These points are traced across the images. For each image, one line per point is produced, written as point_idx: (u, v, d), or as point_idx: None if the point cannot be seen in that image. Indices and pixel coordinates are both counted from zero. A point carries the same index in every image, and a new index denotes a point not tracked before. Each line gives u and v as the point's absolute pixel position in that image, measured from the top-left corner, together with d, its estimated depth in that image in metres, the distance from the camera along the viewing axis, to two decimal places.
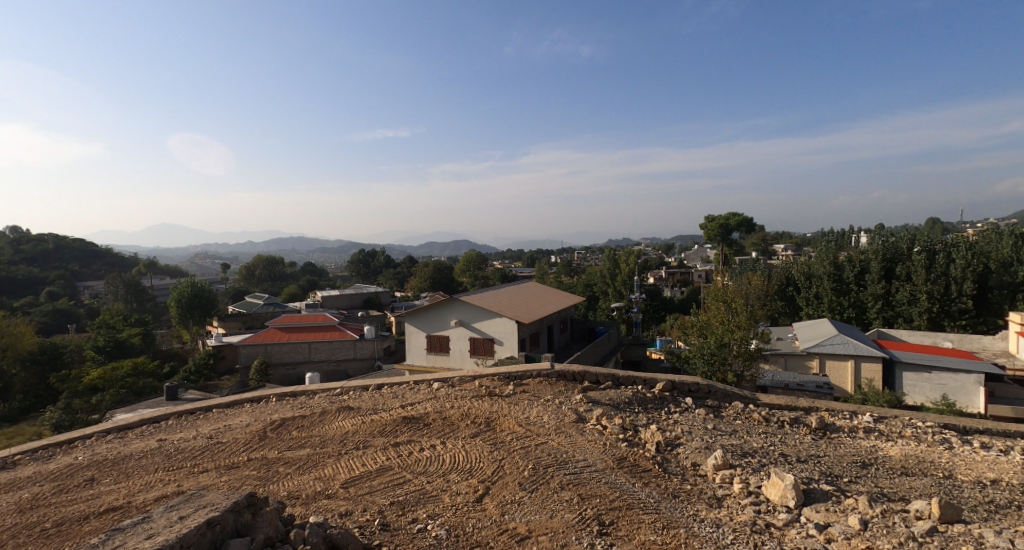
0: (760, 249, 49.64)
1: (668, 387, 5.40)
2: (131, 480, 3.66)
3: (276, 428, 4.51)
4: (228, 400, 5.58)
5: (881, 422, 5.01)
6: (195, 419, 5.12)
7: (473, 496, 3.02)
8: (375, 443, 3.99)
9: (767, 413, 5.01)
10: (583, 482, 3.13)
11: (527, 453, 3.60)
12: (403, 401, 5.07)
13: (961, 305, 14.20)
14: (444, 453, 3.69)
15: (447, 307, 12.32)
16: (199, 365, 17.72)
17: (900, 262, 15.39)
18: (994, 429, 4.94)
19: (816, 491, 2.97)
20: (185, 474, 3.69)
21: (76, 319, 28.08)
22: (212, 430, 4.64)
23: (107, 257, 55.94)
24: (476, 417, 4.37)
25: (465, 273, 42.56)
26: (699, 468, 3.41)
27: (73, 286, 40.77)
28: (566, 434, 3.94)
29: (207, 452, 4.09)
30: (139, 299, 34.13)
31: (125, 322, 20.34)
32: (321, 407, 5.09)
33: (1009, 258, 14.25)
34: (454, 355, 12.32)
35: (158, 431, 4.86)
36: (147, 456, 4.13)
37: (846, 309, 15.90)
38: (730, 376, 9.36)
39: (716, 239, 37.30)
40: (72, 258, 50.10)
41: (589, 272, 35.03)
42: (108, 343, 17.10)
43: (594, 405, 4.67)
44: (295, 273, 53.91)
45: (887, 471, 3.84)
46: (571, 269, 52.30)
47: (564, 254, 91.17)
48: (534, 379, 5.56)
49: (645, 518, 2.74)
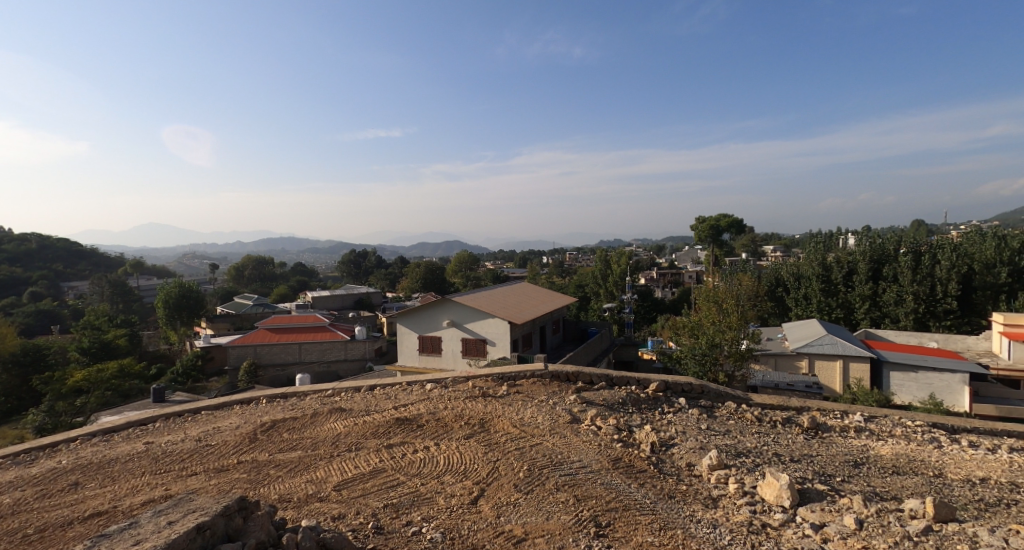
0: (750, 250, 50.11)
1: (662, 387, 5.40)
2: (117, 484, 3.58)
3: (266, 430, 4.45)
4: (218, 401, 5.50)
5: (871, 422, 5.05)
6: (183, 421, 5.03)
7: (468, 497, 2.99)
8: (368, 445, 3.95)
9: (760, 413, 5.03)
10: (578, 484, 3.11)
11: (521, 454, 3.58)
12: (396, 402, 5.02)
13: (947, 306, 14.40)
14: (438, 455, 3.66)
15: (439, 307, 12.27)
16: (187, 367, 17.49)
17: (887, 263, 15.59)
18: (981, 428, 5.00)
19: (810, 492, 2.98)
20: (173, 477, 3.62)
21: (60, 320, 27.61)
22: (201, 433, 4.56)
23: (93, 257, 55.15)
24: (470, 418, 4.35)
25: (456, 273, 42.49)
26: (693, 468, 3.41)
27: (57, 287, 40.08)
28: (561, 435, 3.92)
29: (196, 455, 4.02)
30: (125, 299, 33.65)
31: (111, 323, 20.02)
32: (312, 409, 5.03)
33: (993, 259, 14.49)
34: (447, 355, 12.26)
35: (145, 433, 4.78)
36: (134, 459, 4.05)
37: (835, 309, 16.07)
38: (721, 376, 9.42)
39: (707, 239, 37.58)
40: (56, 258, 49.28)
41: (580, 272, 35.07)
42: (93, 345, 16.83)
43: (588, 406, 4.66)
44: (286, 274, 53.54)
45: (879, 470, 3.87)
46: (562, 269, 52.43)
47: (556, 254, 91.44)
48: (528, 379, 5.54)
49: (642, 519, 2.72)
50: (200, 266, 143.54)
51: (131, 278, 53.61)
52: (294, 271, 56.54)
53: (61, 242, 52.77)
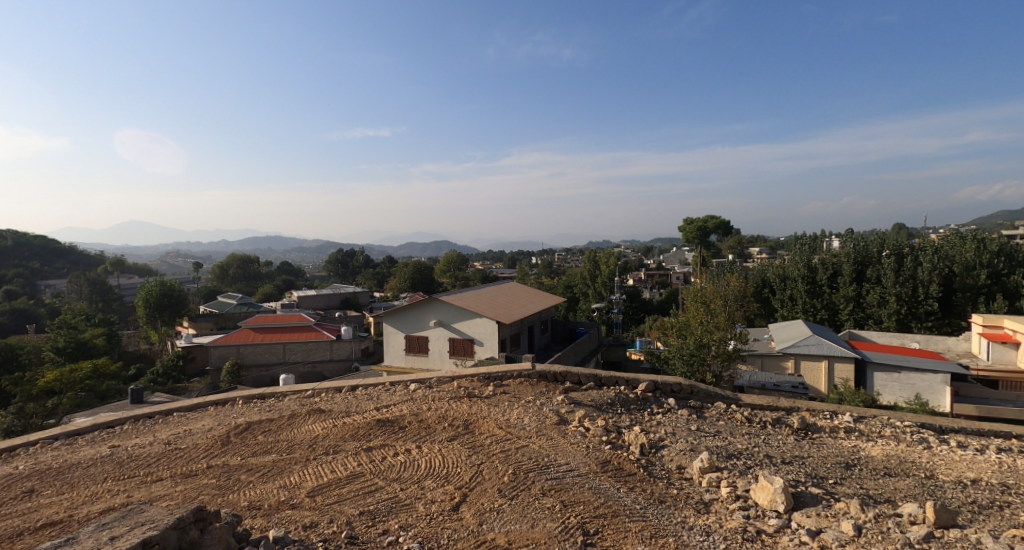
0: (737, 251, 50.71)
1: (651, 387, 5.29)
2: (75, 491, 3.37)
3: (240, 432, 4.25)
4: (191, 403, 5.28)
5: (860, 422, 4.99)
6: (153, 424, 4.80)
7: (450, 504, 2.84)
8: (347, 448, 3.77)
9: (750, 414, 4.95)
10: (566, 488, 2.98)
11: (506, 457, 3.43)
12: (378, 403, 4.85)
13: (928, 307, 14.54)
14: (419, 458, 3.50)
15: (426, 307, 12.07)
16: (168, 367, 17.11)
17: (870, 265, 15.73)
18: (969, 428, 4.96)
19: (805, 496, 2.87)
20: (138, 483, 3.42)
21: (35, 319, 26.93)
22: (171, 436, 4.34)
23: (71, 255, 53.91)
24: (454, 419, 4.20)
25: (444, 274, 42.27)
26: (684, 471, 3.29)
27: (33, 286, 39.14)
28: (549, 437, 3.78)
29: (164, 459, 3.81)
30: (104, 298, 32.93)
31: (88, 322, 19.52)
32: (290, 410, 4.84)
33: (973, 261, 14.66)
34: (434, 355, 12.07)
35: (112, 437, 4.55)
36: (96, 464, 3.82)
37: (819, 311, 16.20)
38: (708, 376, 9.38)
39: (695, 240, 38.05)
40: (32, 256, 48.09)
41: (567, 273, 35.16)
42: (68, 344, 16.39)
43: (576, 406, 4.53)
44: (272, 273, 52.82)
45: (871, 471, 3.80)
46: (551, 270, 52.51)
47: (545, 255, 91.72)
48: (515, 379, 5.41)
49: (631, 526, 2.59)
50: (184, 265, 141.25)
51: (112, 277, 52.61)
52: (279, 270, 55.76)
53: (39, 239, 51.45)
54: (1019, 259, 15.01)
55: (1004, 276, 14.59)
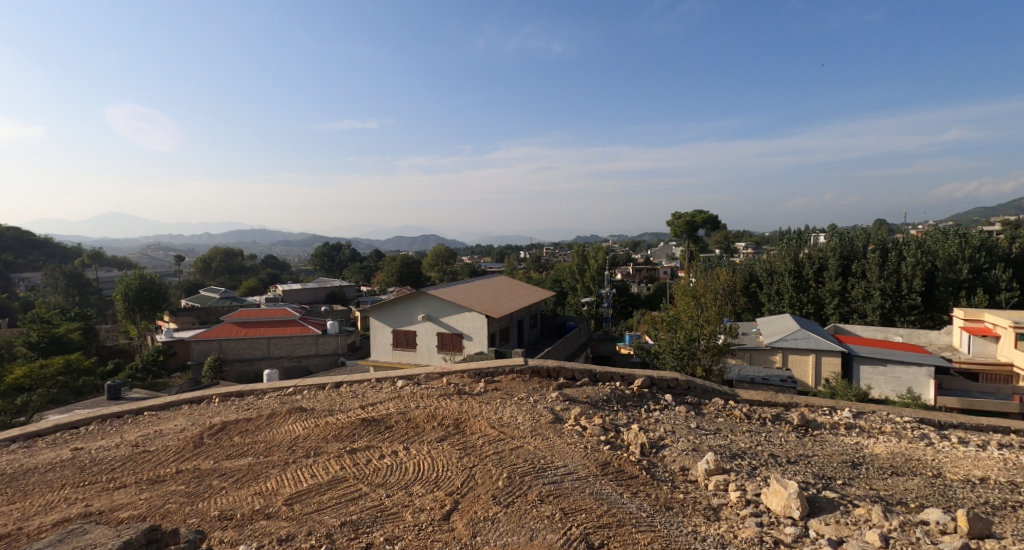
0: (725, 245, 50.81)
1: (647, 383, 5.09)
2: (29, 500, 3.08)
3: (215, 433, 3.97)
4: (164, 401, 4.96)
5: (860, 418, 4.87)
6: (123, 424, 4.50)
7: (440, 512, 2.61)
8: (329, 450, 3.53)
9: (749, 410, 4.79)
10: (565, 494, 2.77)
11: (500, 460, 3.21)
12: (364, 401, 4.60)
13: (911, 301, 14.64)
14: (406, 462, 3.26)
15: (413, 301, 11.79)
16: (146, 362, 16.64)
17: (855, 259, 15.76)
18: (968, 424, 4.85)
19: (821, 501, 2.69)
20: (99, 491, 3.13)
21: (9, 314, 26.11)
22: (140, 437, 4.04)
23: (47, 247, 52.45)
24: (444, 418, 3.96)
25: (432, 268, 41.86)
26: (688, 473, 3.10)
27: (7, 279, 38.05)
28: (544, 437, 3.58)
29: (130, 463, 3.53)
30: (83, 292, 32.09)
31: (62, 316, 18.92)
32: (270, 409, 4.55)
33: (955, 256, 14.76)
34: (422, 350, 11.83)
35: (75, 439, 4.24)
36: (56, 469, 3.53)
37: (805, 305, 16.26)
38: (699, 370, 9.24)
39: (683, 235, 38.21)
40: (6, 248, 46.71)
41: (555, 268, 34.69)
42: (42, 339, 15.88)
43: (571, 404, 4.32)
44: (256, 265, 51.97)
45: (878, 471, 3.66)
46: (540, 264, 52.21)
47: (534, 250, 91.40)
48: (507, 376, 5.18)
49: (639, 537, 2.40)
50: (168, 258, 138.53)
51: (91, 269, 51.36)
52: (263, 263, 54.77)
53: (11, 231, 49.66)
54: (999, 255, 15.17)
55: (985, 271, 14.73)
